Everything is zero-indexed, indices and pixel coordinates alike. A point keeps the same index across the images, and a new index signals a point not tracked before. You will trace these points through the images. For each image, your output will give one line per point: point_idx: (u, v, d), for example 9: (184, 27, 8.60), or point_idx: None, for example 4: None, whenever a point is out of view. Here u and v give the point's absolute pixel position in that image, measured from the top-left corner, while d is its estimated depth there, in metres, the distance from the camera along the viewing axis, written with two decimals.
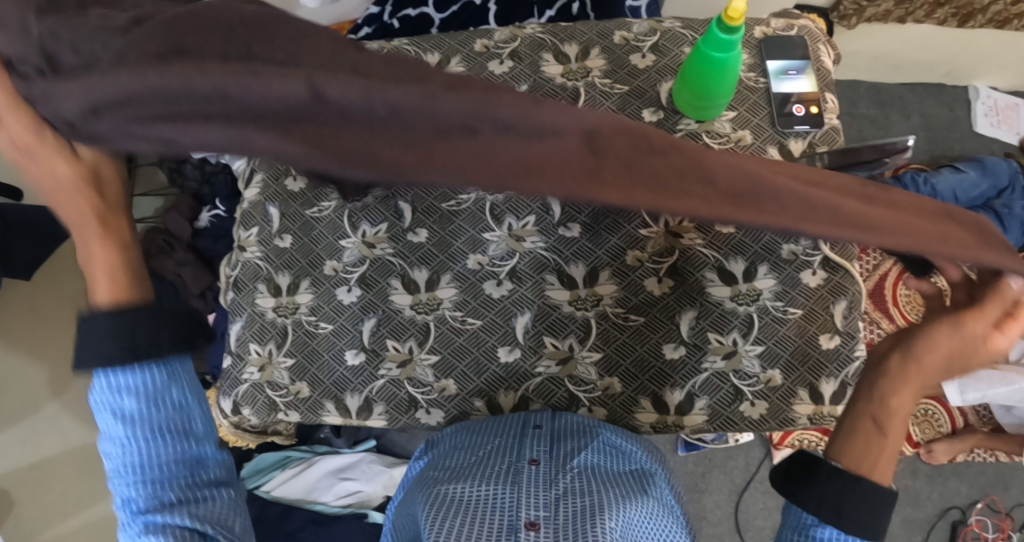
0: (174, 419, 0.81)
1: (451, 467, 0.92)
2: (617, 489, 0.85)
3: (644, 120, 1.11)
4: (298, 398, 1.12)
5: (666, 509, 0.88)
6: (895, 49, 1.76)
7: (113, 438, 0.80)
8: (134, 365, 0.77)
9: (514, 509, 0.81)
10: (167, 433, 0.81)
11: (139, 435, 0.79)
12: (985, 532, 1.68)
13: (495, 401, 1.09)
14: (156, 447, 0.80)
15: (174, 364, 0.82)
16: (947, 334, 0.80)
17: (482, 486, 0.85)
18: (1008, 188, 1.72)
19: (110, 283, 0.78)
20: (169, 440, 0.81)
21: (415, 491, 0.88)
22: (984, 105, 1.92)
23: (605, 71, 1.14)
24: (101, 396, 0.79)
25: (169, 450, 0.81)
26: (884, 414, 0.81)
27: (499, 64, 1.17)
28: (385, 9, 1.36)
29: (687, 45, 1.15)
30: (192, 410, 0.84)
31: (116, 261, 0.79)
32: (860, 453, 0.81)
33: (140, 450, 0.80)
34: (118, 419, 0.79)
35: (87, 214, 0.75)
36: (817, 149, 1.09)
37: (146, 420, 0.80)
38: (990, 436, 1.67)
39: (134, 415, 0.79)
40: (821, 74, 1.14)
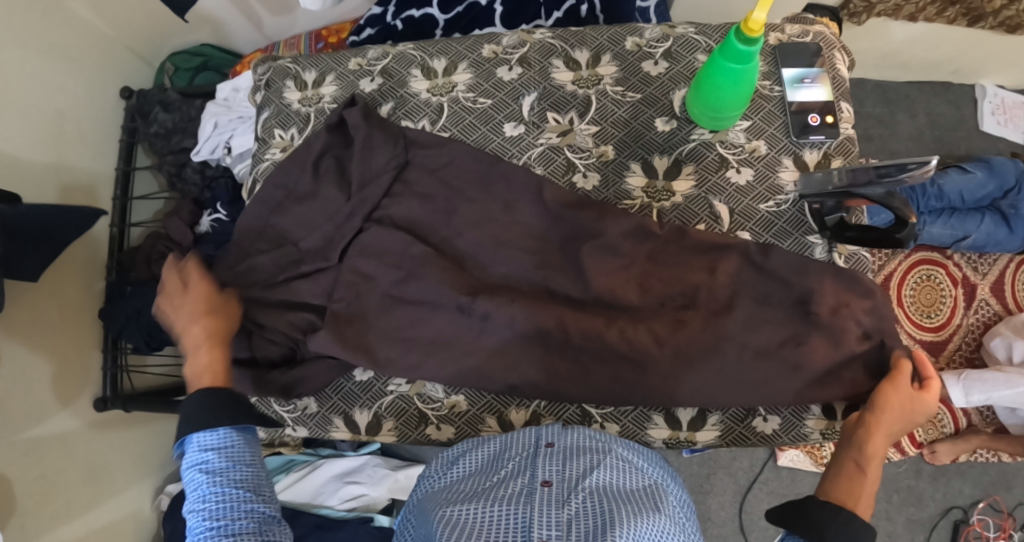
0: (245, 476, 0.87)
1: (462, 489, 0.90)
2: (630, 506, 0.84)
3: (657, 130, 1.10)
4: (306, 413, 1.12)
5: (682, 530, 0.86)
6: (904, 48, 1.74)
7: (192, 497, 0.86)
8: (220, 428, 0.89)
9: (526, 528, 0.81)
10: (234, 485, 0.86)
11: (211, 487, 0.85)
12: (986, 531, 1.68)
13: (506, 417, 1.08)
14: (228, 496, 0.85)
15: (249, 427, 0.92)
16: (896, 397, 0.94)
17: (494, 507, 0.84)
18: (1016, 188, 1.69)
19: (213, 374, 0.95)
20: (236, 493, 0.86)
21: (427, 512, 0.87)
22: (991, 104, 1.88)
23: (616, 79, 1.12)
24: (190, 458, 0.88)
25: (240, 501, 0.85)
26: (864, 458, 0.90)
27: (507, 70, 1.15)
28: (388, 9, 1.34)
29: (701, 52, 1.12)
30: (263, 474, 0.90)
31: (219, 365, 0.96)
32: (845, 489, 0.87)
33: (218, 498, 0.85)
34: (201, 476, 0.86)
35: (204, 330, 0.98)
36: (832, 161, 1.08)
37: (226, 475, 0.87)
38: (993, 437, 1.64)
39: (217, 470, 0.87)
40: (836, 82, 1.12)
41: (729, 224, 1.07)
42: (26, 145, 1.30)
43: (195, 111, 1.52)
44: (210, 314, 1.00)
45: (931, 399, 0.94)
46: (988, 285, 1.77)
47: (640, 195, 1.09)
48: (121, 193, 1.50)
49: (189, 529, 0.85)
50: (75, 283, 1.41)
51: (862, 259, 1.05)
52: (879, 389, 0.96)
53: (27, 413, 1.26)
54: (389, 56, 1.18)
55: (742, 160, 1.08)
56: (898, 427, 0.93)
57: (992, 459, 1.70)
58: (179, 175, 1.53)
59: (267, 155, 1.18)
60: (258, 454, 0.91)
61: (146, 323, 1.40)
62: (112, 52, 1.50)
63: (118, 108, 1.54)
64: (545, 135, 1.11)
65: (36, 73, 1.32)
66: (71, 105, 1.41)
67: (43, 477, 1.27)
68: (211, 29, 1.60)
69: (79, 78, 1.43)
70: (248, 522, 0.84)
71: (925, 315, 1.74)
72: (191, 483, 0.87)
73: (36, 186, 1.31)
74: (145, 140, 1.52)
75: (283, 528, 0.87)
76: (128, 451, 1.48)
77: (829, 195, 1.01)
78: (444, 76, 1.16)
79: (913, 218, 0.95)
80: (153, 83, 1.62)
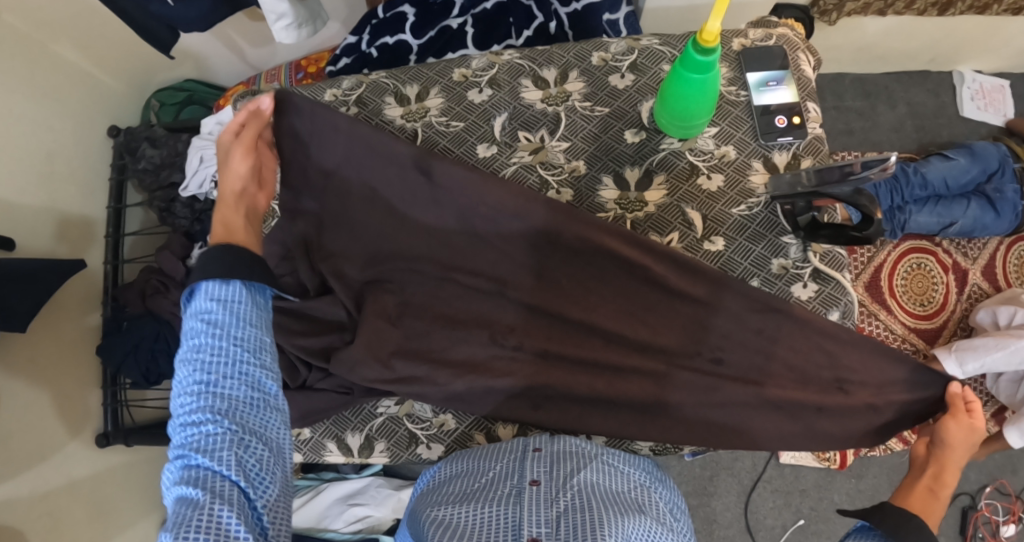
0: (248, 336, 0.81)
1: (452, 491, 0.92)
2: (615, 507, 0.84)
3: (627, 142, 1.12)
4: (300, 440, 1.14)
5: (669, 529, 0.86)
6: (878, 41, 1.76)
7: (187, 345, 0.80)
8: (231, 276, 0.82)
9: (515, 527, 0.81)
10: (233, 342, 0.80)
11: (207, 338, 0.79)
12: (995, 515, 1.68)
13: (493, 433, 1.10)
14: (226, 354, 0.80)
15: (258, 286, 0.85)
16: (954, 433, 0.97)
17: (483, 509, 0.85)
18: (998, 171, 1.71)
19: (225, 229, 0.89)
20: (233, 351, 0.80)
21: (417, 517, 0.88)
22: (970, 89, 1.90)
23: (585, 94, 1.15)
24: (194, 304, 0.81)
25: (237, 363, 0.80)
26: (937, 485, 0.93)
27: (478, 92, 1.17)
28: (363, 38, 1.37)
29: (666, 62, 1.15)
30: (267, 337, 0.84)
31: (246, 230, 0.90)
32: (916, 504, 0.92)
33: (214, 353, 0.79)
34: (200, 327, 0.80)
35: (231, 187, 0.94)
36: (801, 161, 1.10)
37: (226, 332, 0.80)
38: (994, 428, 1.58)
39: (218, 322, 0.80)
40: (802, 83, 1.14)
41: (703, 230, 1.08)
42: (18, 189, 1.34)
43: (183, 145, 1.56)
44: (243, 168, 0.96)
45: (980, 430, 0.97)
46: (979, 269, 1.77)
47: (613, 207, 1.11)
48: (113, 229, 1.53)
49: (179, 377, 0.80)
50: (71, 321, 1.43)
51: (838, 256, 1.07)
52: (941, 425, 0.99)
53: (30, 452, 1.28)
54: (364, 84, 1.21)
55: (712, 166, 1.10)
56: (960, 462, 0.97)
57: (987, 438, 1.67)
58: (169, 210, 1.55)
59: None
60: (263, 316, 0.85)
61: (145, 356, 1.44)
62: (98, 93, 1.53)
63: (106, 145, 1.57)
64: (518, 153, 1.14)
65: (23, 118, 1.36)
66: (60, 146, 1.44)
67: (48, 514, 1.29)
68: (194, 64, 1.63)
69: (66, 120, 1.46)
70: (241, 388, 0.79)
71: (919, 303, 1.74)
72: (190, 331, 0.81)
73: (29, 228, 1.35)
74: (135, 176, 1.55)
75: (279, 401, 0.83)
76: (131, 484, 1.50)
77: (800, 195, 1.03)
78: (417, 102, 1.18)
79: (879, 214, 0.97)
80: (139, 118, 1.64)
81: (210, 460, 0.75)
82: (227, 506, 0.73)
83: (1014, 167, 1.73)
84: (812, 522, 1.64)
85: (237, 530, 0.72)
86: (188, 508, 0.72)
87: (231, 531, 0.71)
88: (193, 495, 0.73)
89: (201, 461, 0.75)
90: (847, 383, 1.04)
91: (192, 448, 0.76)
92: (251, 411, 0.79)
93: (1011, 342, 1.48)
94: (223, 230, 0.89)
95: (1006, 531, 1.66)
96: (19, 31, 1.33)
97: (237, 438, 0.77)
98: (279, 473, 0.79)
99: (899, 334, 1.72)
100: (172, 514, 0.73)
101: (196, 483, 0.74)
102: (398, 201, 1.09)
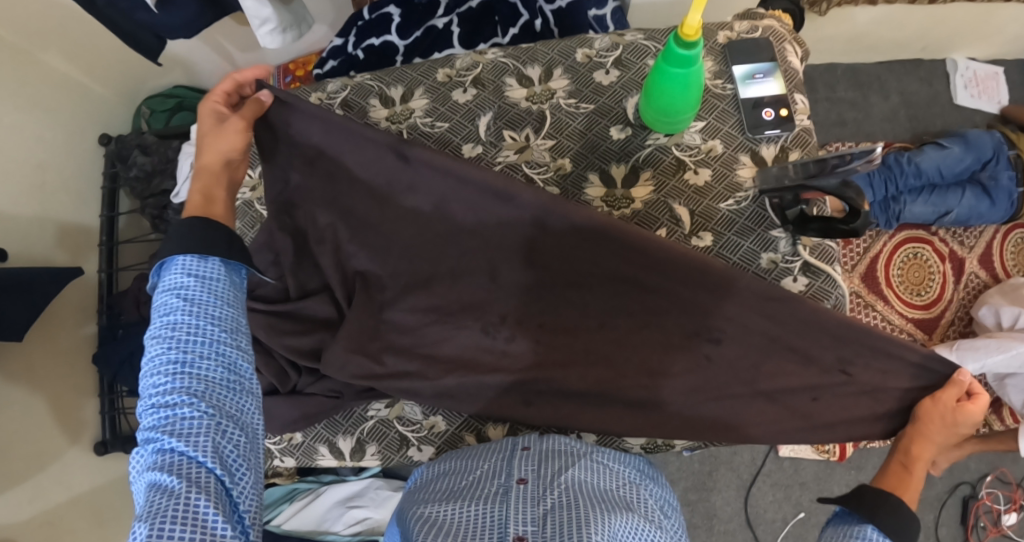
0: (223, 316, 0.82)
1: (440, 490, 0.91)
2: (602, 504, 0.84)
3: (612, 138, 1.12)
4: (293, 444, 1.14)
5: (658, 525, 0.86)
6: (869, 31, 1.75)
7: (160, 323, 0.80)
8: (208, 253, 0.84)
9: (502, 525, 0.81)
10: (208, 321, 0.81)
11: (183, 316, 0.80)
12: (996, 504, 1.67)
13: (484, 434, 1.10)
14: (201, 332, 0.80)
15: (235, 265, 0.87)
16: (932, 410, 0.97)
17: (470, 506, 0.84)
18: (993, 159, 1.69)
19: (202, 201, 0.92)
20: (209, 331, 0.81)
21: (405, 516, 0.88)
22: (963, 77, 1.89)
23: (570, 91, 1.14)
24: (167, 280, 0.83)
25: (212, 342, 0.81)
26: (909, 459, 0.94)
27: (462, 92, 1.16)
28: (348, 40, 1.36)
29: (651, 57, 1.14)
30: (242, 316, 0.85)
31: (223, 206, 0.93)
32: (888, 479, 0.93)
33: (189, 331, 0.80)
34: (175, 303, 0.81)
35: (215, 160, 0.94)
36: (789, 154, 1.09)
37: (203, 309, 0.81)
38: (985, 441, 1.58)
39: (193, 299, 0.81)
40: (789, 75, 1.13)
41: (690, 226, 1.08)
42: (10, 199, 1.34)
43: (173, 152, 1.56)
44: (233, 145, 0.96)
45: (974, 411, 0.94)
46: (975, 258, 1.76)
47: (600, 204, 1.10)
48: (107, 237, 1.53)
49: (151, 357, 0.79)
50: (65, 330, 1.43)
51: (828, 249, 1.06)
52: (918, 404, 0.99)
53: (27, 462, 1.28)
54: (348, 86, 1.20)
55: (699, 160, 1.09)
56: (942, 440, 0.96)
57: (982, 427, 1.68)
58: (162, 217, 1.55)
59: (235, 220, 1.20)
60: (238, 296, 0.86)
61: (141, 363, 1.43)
62: (87, 101, 1.53)
63: (97, 154, 1.56)
64: (503, 153, 1.13)
65: (13, 130, 1.35)
66: (51, 156, 1.44)
67: (48, 523, 1.29)
68: (183, 70, 1.63)
69: (57, 130, 1.46)
70: (216, 369, 0.80)
71: (915, 293, 1.74)
72: (161, 308, 0.82)
73: (22, 238, 1.35)
74: (127, 184, 1.55)
75: (252, 385, 0.83)
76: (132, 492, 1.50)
77: (787, 189, 1.02)
78: (401, 104, 1.18)
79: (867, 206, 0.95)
80: (130, 126, 1.64)
81: (185, 444, 0.75)
82: (203, 493, 0.72)
83: (1009, 153, 1.72)
84: (812, 514, 1.63)
85: (213, 520, 0.72)
86: (162, 493, 0.72)
87: (207, 521, 0.71)
88: (167, 482, 0.73)
89: (176, 444, 0.75)
90: (850, 369, 1.02)
91: (166, 431, 0.75)
92: (226, 393, 0.80)
93: (1013, 345, 1.48)
94: (202, 200, 0.92)
95: (1008, 520, 1.65)
96: (7, 43, 1.33)
97: (213, 421, 0.77)
98: (254, 459, 0.80)
99: (896, 324, 1.71)
100: (145, 500, 0.73)
101: (171, 470, 0.73)
102: (386, 202, 1.08)
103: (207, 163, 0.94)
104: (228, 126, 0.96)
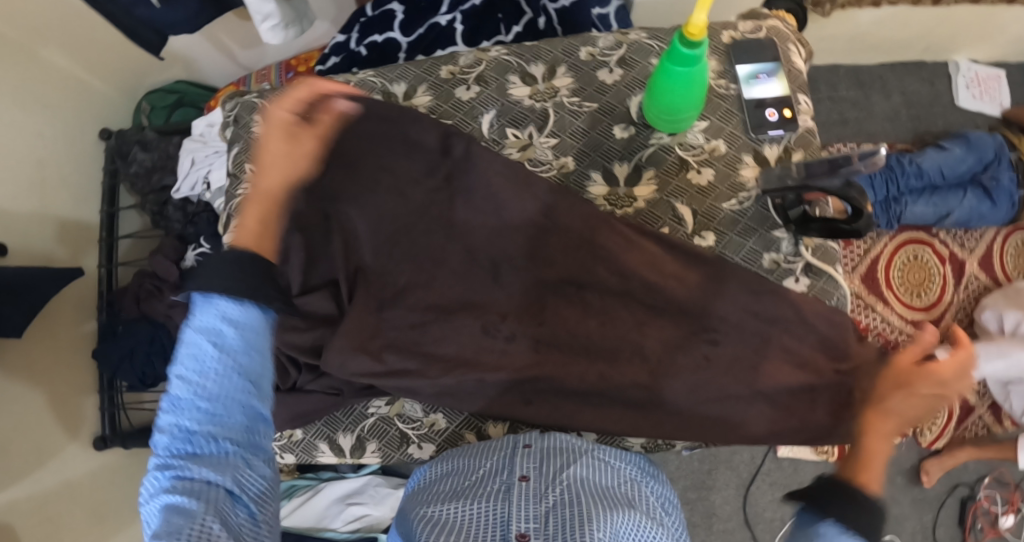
0: (254, 366, 0.77)
1: (442, 489, 0.91)
2: (605, 501, 0.84)
3: (615, 137, 1.11)
4: (292, 441, 1.14)
5: (660, 523, 0.86)
6: (871, 31, 1.75)
7: (188, 363, 0.75)
8: (250, 300, 0.78)
9: (504, 523, 0.81)
10: (237, 372, 0.75)
11: (213, 363, 0.75)
12: (994, 506, 1.68)
13: (484, 432, 1.10)
14: (230, 383, 0.75)
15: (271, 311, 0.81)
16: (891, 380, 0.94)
17: (472, 505, 0.84)
18: (994, 161, 1.70)
19: (253, 230, 0.87)
20: (238, 379, 0.75)
21: (408, 513, 0.88)
22: (965, 78, 1.89)
23: (573, 90, 1.14)
24: (201, 319, 0.77)
25: (240, 392, 0.75)
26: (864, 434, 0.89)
27: (465, 89, 1.16)
28: (351, 37, 1.36)
29: (655, 57, 1.14)
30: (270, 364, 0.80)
31: (270, 239, 0.87)
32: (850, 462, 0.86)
33: (218, 381, 0.74)
34: (206, 348, 0.75)
35: (271, 183, 0.91)
36: (792, 154, 1.09)
37: (234, 358, 0.75)
38: (983, 448, 1.62)
39: (226, 347, 0.75)
40: (793, 75, 1.13)
41: (693, 226, 1.08)
42: (9, 195, 1.34)
43: (174, 147, 1.55)
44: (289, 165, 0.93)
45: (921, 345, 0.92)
46: (976, 259, 1.77)
47: (602, 203, 1.10)
48: (107, 233, 1.52)
49: (173, 394, 0.74)
50: (65, 325, 1.43)
51: (829, 250, 1.06)
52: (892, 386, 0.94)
53: (27, 458, 1.28)
54: (350, 83, 1.20)
55: (702, 160, 1.09)
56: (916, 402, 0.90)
57: (982, 429, 1.69)
58: (162, 213, 1.54)
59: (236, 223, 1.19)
60: (273, 330, 0.82)
61: (141, 360, 1.43)
62: (88, 97, 1.52)
63: (98, 149, 1.56)
64: (506, 150, 1.13)
65: (13, 125, 1.35)
66: (52, 151, 1.44)
67: (47, 519, 1.30)
68: (183, 66, 1.63)
69: (57, 125, 1.45)
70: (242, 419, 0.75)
71: (915, 294, 1.74)
72: (190, 346, 0.76)
73: (22, 234, 1.35)
74: (128, 180, 1.54)
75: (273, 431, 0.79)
76: (132, 488, 1.50)
77: (789, 190, 1.02)
78: (404, 100, 1.17)
79: (869, 207, 0.96)
80: (131, 121, 1.63)
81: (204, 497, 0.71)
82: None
83: (1009, 156, 1.72)
84: None
85: None
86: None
87: None
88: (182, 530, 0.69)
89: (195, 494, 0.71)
90: (846, 370, 1.03)
91: (185, 478, 0.71)
92: (250, 444, 0.76)
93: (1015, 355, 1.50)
94: (254, 231, 0.86)
95: (1005, 521, 1.66)
96: (7, 37, 1.33)
97: (235, 473, 0.73)
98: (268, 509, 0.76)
99: (895, 325, 1.72)
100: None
101: (185, 490, 0.71)
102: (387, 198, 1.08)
103: (260, 189, 0.90)
104: (290, 144, 0.94)
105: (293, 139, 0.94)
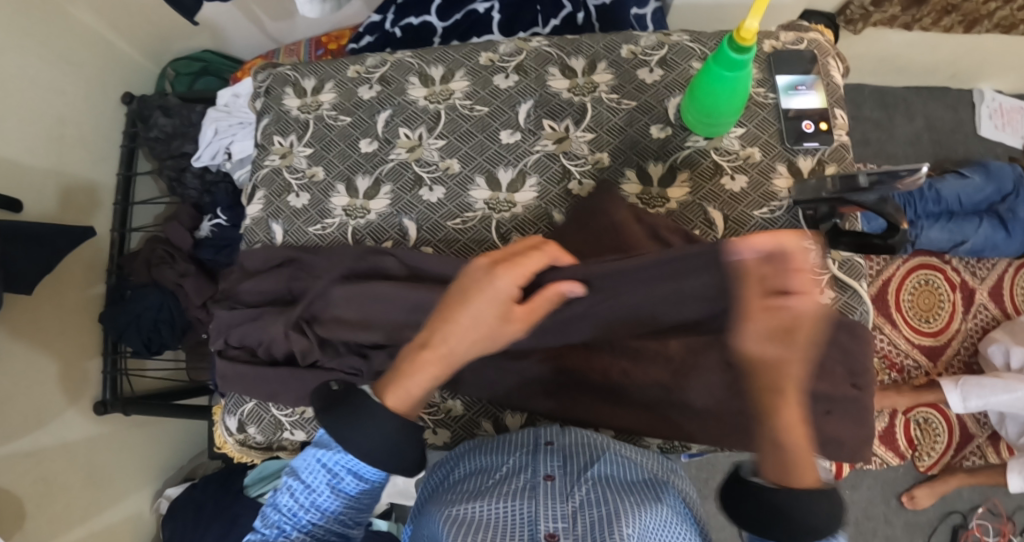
0: (353, 496, 0.91)
1: (465, 487, 0.90)
2: (632, 498, 0.85)
3: (652, 137, 1.11)
4: (304, 417, 1.13)
5: (685, 518, 0.87)
6: (901, 54, 1.75)
7: (301, 474, 0.91)
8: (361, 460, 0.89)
9: (533, 522, 0.82)
10: (335, 496, 0.90)
11: (316, 481, 0.90)
12: (985, 536, 1.67)
13: (501, 422, 1.10)
14: (327, 502, 0.90)
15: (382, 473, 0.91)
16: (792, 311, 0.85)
17: (500, 503, 0.85)
18: (1014, 193, 1.68)
19: (408, 393, 0.90)
20: (332, 500, 0.90)
21: (433, 510, 0.88)
22: (989, 108, 1.89)
23: (612, 86, 1.13)
24: (321, 443, 0.92)
25: (333, 510, 0.91)
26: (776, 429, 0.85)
27: (504, 77, 1.16)
28: (386, 17, 1.35)
29: (697, 60, 1.13)
30: (371, 500, 0.93)
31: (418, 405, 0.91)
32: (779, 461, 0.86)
33: (319, 496, 0.90)
34: (316, 468, 0.90)
35: (443, 351, 0.90)
36: (826, 167, 1.09)
37: (337, 485, 0.90)
38: (974, 475, 1.60)
39: (334, 476, 0.90)
40: (832, 89, 1.13)
41: (723, 230, 1.08)
42: (28, 150, 1.33)
43: (196, 115, 1.52)
44: (482, 335, 0.90)
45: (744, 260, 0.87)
46: (986, 289, 1.77)
47: (635, 201, 1.10)
48: (122, 197, 1.51)
49: (285, 490, 0.92)
50: (74, 287, 1.42)
51: (856, 265, 1.08)
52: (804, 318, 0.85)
53: (26, 418, 1.27)
54: (388, 63, 1.20)
55: (736, 167, 1.09)
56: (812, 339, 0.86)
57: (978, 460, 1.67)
58: (179, 180, 1.53)
59: (262, 195, 1.19)
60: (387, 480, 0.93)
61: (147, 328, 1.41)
62: (113, 59, 1.51)
63: (119, 112, 1.55)
64: (542, 142, 1.12)
65: (36, 80, 1.34)
66: (72, 110, 1.42)
67: (42, 480, 1.29)
68: (211, 35, 1.61)
69: (80, 85, 1.44)
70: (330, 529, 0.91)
71: (925, 318, 1.74)
72: (307, 462, 0.92)
73: (36, 192, 1.34)
74: (146, 145, 1.52)
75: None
76: (129, 455, 1.49)
77: (823, 201, 1.02)
78: (441, 84, 1.18)
79: (903, 224, 0.95)
80: (154, 86, 1.62)
81: None
82: None
83: None
84: None
85: None
86: None
87: None
88: None
89: None
90: (862, 386, 1.03)
91: None
92: None
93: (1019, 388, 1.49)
94: (406, 397, 0.90)
95: None
96: None
97: None
98: None
99: (902, 348, 1.72)
100: None
101: None
102: None
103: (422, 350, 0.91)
104: (482, 314, 0.89)
105: (487, 309, 0.90)
